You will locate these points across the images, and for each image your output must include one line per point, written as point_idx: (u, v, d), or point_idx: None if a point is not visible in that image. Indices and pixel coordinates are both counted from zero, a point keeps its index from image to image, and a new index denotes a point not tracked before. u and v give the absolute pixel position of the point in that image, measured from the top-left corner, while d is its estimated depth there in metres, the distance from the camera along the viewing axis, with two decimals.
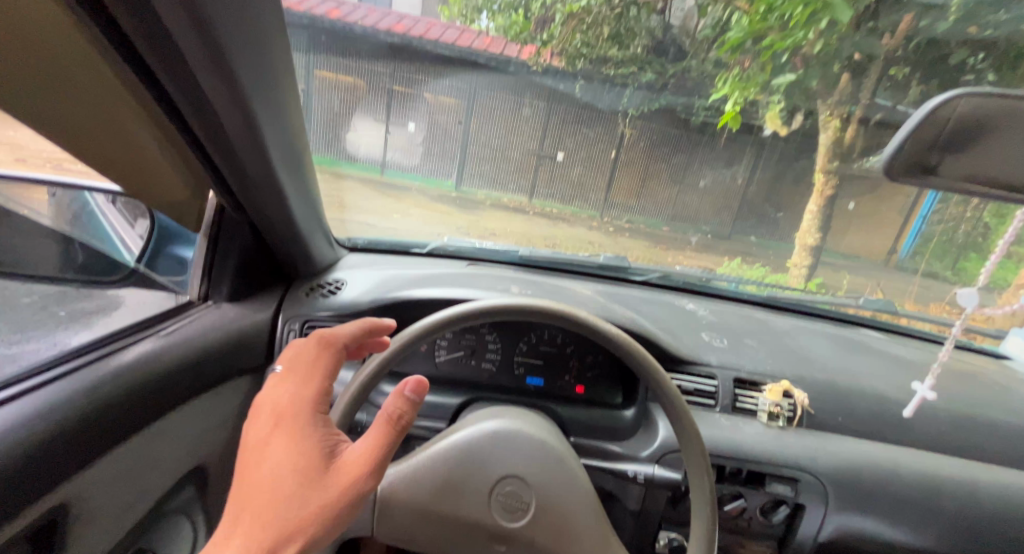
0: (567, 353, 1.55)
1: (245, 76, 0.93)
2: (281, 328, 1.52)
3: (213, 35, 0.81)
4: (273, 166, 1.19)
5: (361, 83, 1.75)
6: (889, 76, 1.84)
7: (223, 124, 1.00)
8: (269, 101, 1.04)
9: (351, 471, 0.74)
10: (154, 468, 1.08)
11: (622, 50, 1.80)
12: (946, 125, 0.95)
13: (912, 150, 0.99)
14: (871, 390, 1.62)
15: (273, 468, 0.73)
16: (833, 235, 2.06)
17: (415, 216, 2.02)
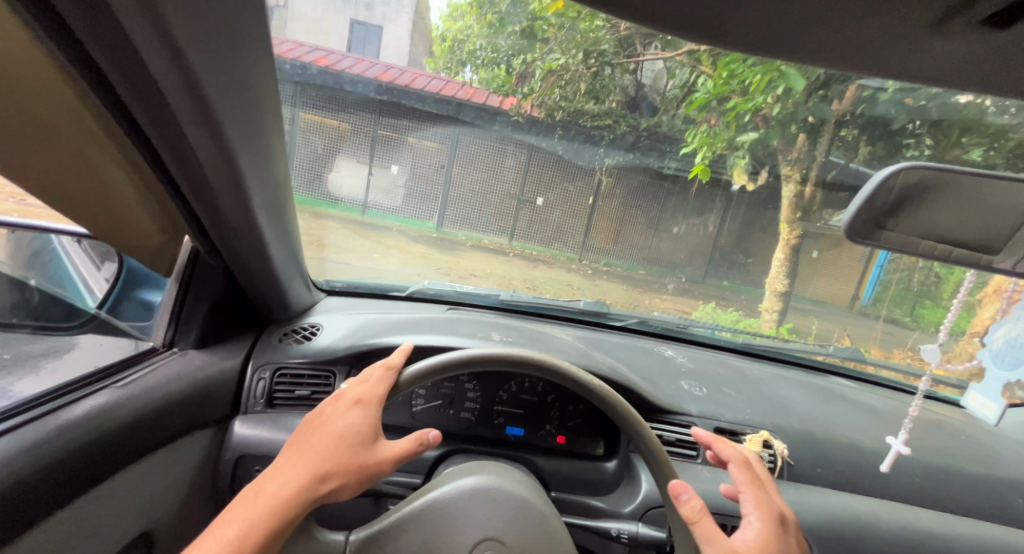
0: (548, 402, 1.52)
1: (229, 120, 0.93)
2: (250, 377, 1.46)
3: (197, 78, 0.82)
4: (252, 211, 1.17)
5: (347, 124, 1.70)
6: (839, 138, 1.83)
7: (201, 163, 1.00)
8: (253, 146, 1.04)
9: (386, 463, 0.88)
10: (98, 535, 0.99)
11: (597, 105, 1.71)
12: (891, 194, 1.06)
13: (866, 217, 1.10)
14: (848, 440, 1.62)
15: (334, 433, 0.87)
16: (800, 281, 2.17)
17: (394, 257, 2.05)
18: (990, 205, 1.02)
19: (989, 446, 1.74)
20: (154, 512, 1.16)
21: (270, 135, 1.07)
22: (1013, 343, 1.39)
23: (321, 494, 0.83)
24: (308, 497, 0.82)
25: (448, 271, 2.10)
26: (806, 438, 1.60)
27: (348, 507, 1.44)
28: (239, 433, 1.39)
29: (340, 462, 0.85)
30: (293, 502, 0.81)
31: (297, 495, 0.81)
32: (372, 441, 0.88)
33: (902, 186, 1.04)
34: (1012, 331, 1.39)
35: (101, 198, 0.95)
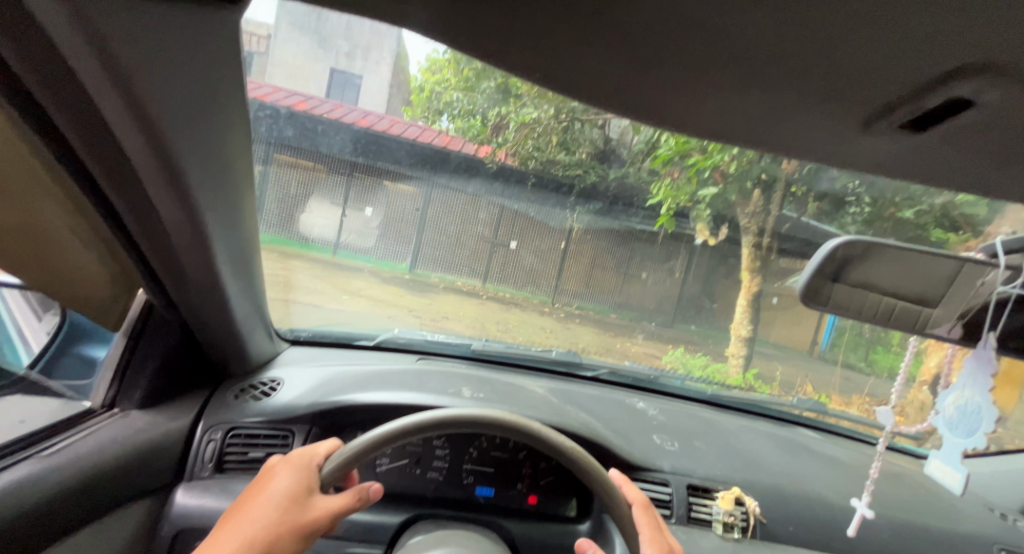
0: (519, 460, 1.47)
1: (190, 168, 0.92)
2: (199, 438, 1.36)
3: (154, 125, 0.82)
4: (214, 263, 1.13)
5: (321, 165, 1.68)
6: (791, 193, 1.92)
7: (156, 208, 0.96)
8: (216, 196, 1.02)
9: (322, 521, 0.82)
10: None
11: (567, 155, 1.75)
12: (837, 262, 1.02)
13: (817, 283, 1.06)
14: (817, 495, 1.62)
15: (267, 497, 0.81)
16: (763, 325, 2.30)
17: (365, 302, 2.00)
18: (929, 276, 0.97)
19: (949, 499, 1.77)
20: None
21: (234, 185, 1.05)
22: (964, 411, 0.88)
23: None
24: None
25: (420, 316, 2.06)
26: (775, 493, 1.59)
27: None
28: (182, 503, 1.26)
29: (271, 526, 0.78)
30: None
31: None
32: (306, 500, 0.83)
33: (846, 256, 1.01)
34: (961, 395, 0.90)
35: (36, 237, 0.91)
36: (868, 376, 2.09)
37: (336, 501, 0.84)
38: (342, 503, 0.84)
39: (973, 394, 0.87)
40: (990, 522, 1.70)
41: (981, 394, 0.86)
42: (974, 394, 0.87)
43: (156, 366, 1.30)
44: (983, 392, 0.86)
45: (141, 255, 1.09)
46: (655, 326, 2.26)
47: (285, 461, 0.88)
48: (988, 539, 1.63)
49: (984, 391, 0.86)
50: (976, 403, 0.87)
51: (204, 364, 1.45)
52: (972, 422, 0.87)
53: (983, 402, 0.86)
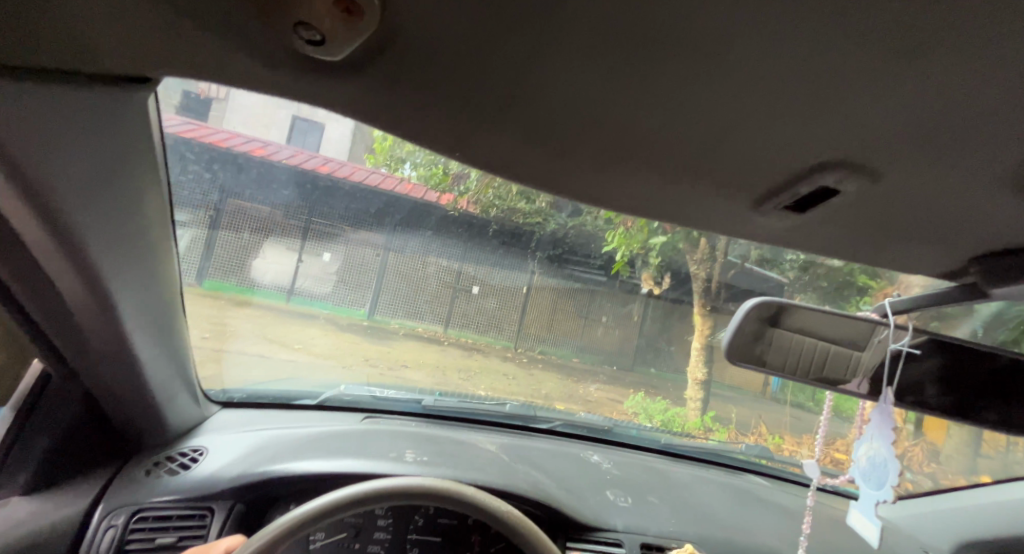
0: (468, 527, 1.39)
1: (82, 214, 0.87)
2: (95, 527, 1.19)
3: (31, 178, 0.77)
4: (120, 318, 1.04)
5: (278, 211, 1.58)
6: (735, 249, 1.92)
7: (42, 261, 0.89)
8: (119, 245, 0.96)
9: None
10: None
11: (529, 203, 1.66)
12: (753, 321, 1.06)
13: (740, 342, 1.07)
14: (766, 547, 1.62)
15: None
16: (719, 368, 2.28)
17: (320, 346, 1.89)
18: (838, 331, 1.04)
19: (891, 542, 1.80)
20: None
21: (141, 230, 1.00)
22: (874, 464, 0.91)
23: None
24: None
25: (369, 376, 1.98)
26: (725, 547, 1.58)
27: None
28: None
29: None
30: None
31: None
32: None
33: (766, 316, 1.05)
34: (871, 448, 0.92)
35: None
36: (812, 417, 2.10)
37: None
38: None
39: (879, 447, 0.90)
40: None
41: (887, 448, 0.89)
42: (881, 447, 0.90)
43: (50, 443, 1.15)
44: (887, 446, 0.89)
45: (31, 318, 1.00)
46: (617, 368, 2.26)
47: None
48: None
49: (888, 444, 0.89)
50: (883, 456, 0.89)
51: (112, 441, 1.31)
52: (881, 476, 0.89)
53: (888, 456, 0.88)
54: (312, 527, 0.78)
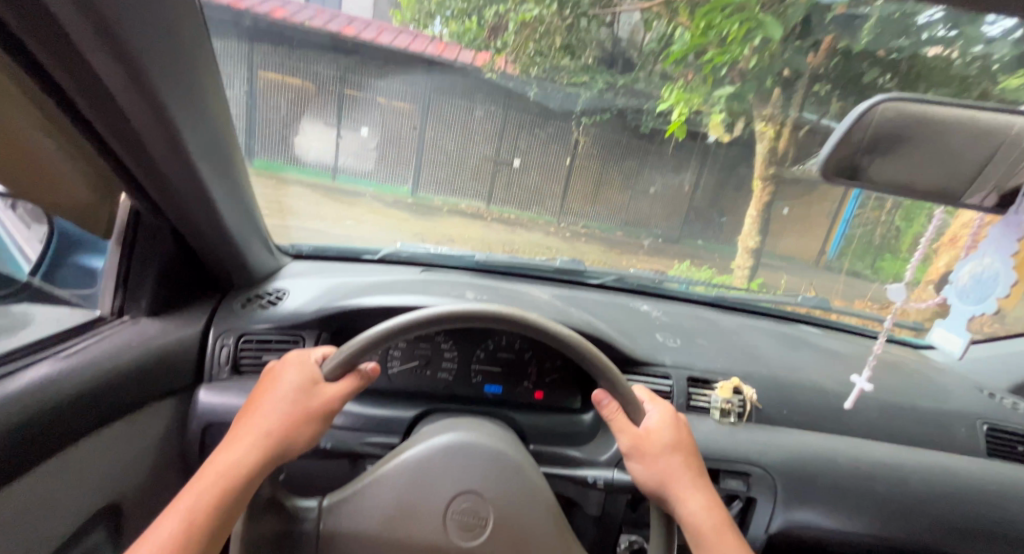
0: (525, 359, 1.53)
1: (152, 64, 0.84)
2: (212, 344, 1.41)
3: (115, 34, 0.75)
4: (191, 160, 1.07)
5: (311, 83, 1.72)
6: (812, 93, 1.94)
7: (126, 112, 0.89)
8: (183, 91, 0.95)
9: (332, 404, 0.84)
10: (53, 510, 0.95)
11: (574, 60, 1.88)
12: (870, 128, 1.03)
13: (844, 153, 1.07)
14: (814, 384, 1.68)
15: (276, 395, 0.82)
16: (772, 236, 2.20)
17: (369, 224, 1.95)
18: (974, 142, 0.99)
19: (940, 382, 1.84)
20: (117, 483, 1.14)
21: (198, 70, 0.97)
22: (979, 280, 1.01)
23: (272, 454, 0.78)
24: (258, 458, 0.76)
25: (423, 235, 1.98)
26: (770, 382, 1.66)
27: (324, 469, 1.45)
28: (204, 401, 1.35)
29: (287, 417, 0.80)
30: (245, 467, 0.75)
31: (247, 458, 0.76)
32: (312, 388, 0.83)
33: (891, 120, 1.01)
34: (978, 265, 1.01)
35: (20, 158, 0.90)
36: (873, 282, 2.03)
37: (339, 386, 0.85)
38: (346, 387, 0.86)
39: (991, 262, 0.98)
40: (980, 401, 1.77)
41: (1001, 262, 0.96)
42: (993, 262, 0.98)
43: (157, 275, 1.31)
44: (1003, 260, 0.96)
45: (119, 161, 1.03)
46: (661, 240, 2.25)
47: (287, 363, 0.87)
48: (972, 415, 1.71)
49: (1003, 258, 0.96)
50: (993, 270, 0.98)
51: (203, 275, 1.46)
52: (986, 289, 0.99)
53: (1000, 269, 0.96)
54: (398, 338, 0.87)
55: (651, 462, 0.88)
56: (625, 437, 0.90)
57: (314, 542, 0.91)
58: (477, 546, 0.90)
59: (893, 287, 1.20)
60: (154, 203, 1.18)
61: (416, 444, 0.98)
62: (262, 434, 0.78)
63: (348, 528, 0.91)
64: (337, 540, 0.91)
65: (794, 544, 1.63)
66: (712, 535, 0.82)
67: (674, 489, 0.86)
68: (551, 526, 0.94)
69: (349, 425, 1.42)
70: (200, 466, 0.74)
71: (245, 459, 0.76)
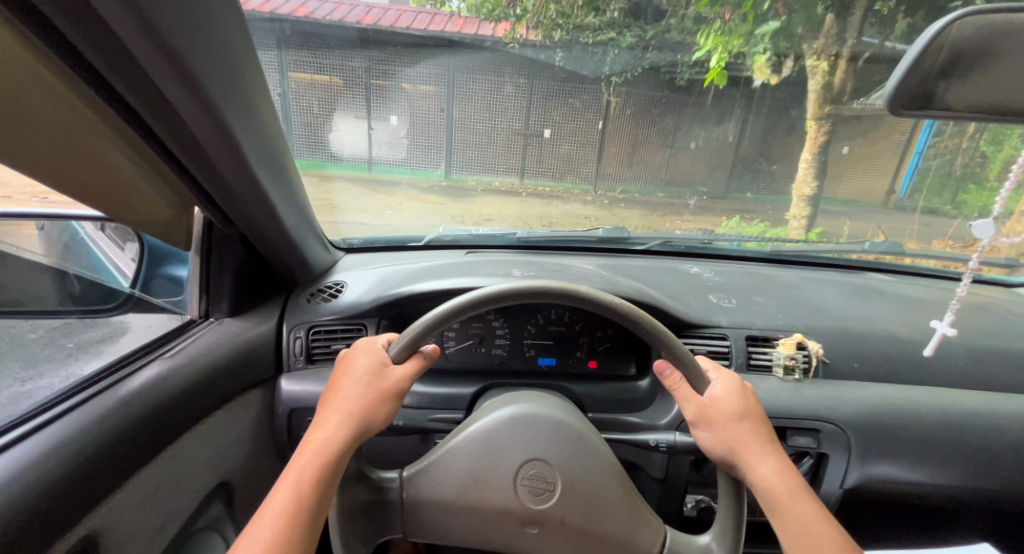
0: (576, 331, 1.54)
1: (213, 86, 0.91)
2: (286, 337, 1.52)
3: (178, 59, 0.82)
4: (253, 171, 1.15)
5: (338, 78, 1.71)
6: (873, 12, 1.94)
7: (194, 133, 0.97)
8: (241, 109, 1.02)
9: (403, 383, 0.89)
10: (176, 489, 1.09)
11: (598, 17, 1.78)
12: (945, 51, 0.88)
13: (914, 83, 0.92)
14: (886, 333, 1.61)
15: (352, 379, 0.87)
16: (830, 181, 2.09)
17: (408, 211, 2.04)
18: None
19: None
20: (224, 466, 1.28)
21: (252, 88, 1.03)
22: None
23: (356, 434, 0.84)
24: (345, 437, 0.83)
25: (462, 218, 2.06)
26: (837, 334, 1.59)
27: (397, 446, 1.54)
28: (287, 390, 1.48)
29: (365, 398, 0.86)
30: (335, 447, 0.82)
31: (336, 438, 0.83)
32: (383, 370, 0.88)
33: (970, 38, 0.86)
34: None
35: (114, 188, 1.01)
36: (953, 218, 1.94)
37: (407, 366, 0.90)
38: (413, 366, 0.90)
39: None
40: None
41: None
42: None
43: (232, 280, 1.42)
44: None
45: (193, 180, 1.12)
46: (706, 197, 2.13)
47: (357, 349, 0.92)
48: None
49: None
50: None
51: (271, 275, 1.56)
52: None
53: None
54: (456, 319, 0.91)
55: (720, 430, 0.87)
56: (691, 406, 0.89)
57: (398, 507, 0.99)
58: (550, 507, 0.95)
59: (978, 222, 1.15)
60: (222, 213, 1.27)
61: (483, 416, 1.01)
62: (346, 416, 0.84)
63: (427, 497, 0.99)
64: (420, 505, 0.99)
65: (874, 498, 1.58)
66: (787, 498, 0.81)
67: (745, 455, 0.85)
68: (620, 494, 0.97)
69: (416, 404, 1.51)
70: (296, 448, 0.81)
71: (335, 439, 0.82)
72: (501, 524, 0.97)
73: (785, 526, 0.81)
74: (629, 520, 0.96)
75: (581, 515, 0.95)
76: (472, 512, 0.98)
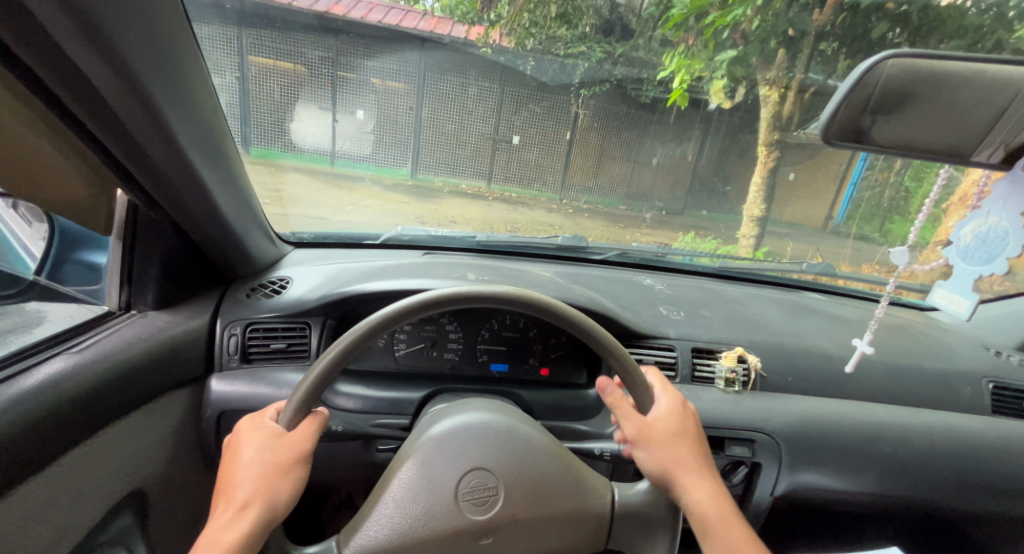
0: (530, 337, 1.54)
1: (129, 49, 0.85)
2: (220, 334, 1.43)
3: (87, 17, 0.75)
4: (182, 149, 1.08)
5: (303, 67, 1.64)
6: (819, 51, 2.08)
7: (109, 103, 0.90)
8: (163, 73, 0.95)
9: (304, 450, 0.83)
10: (76, 498, 0.99)
11: (570, 30, 1.80)
12: (875, 88, 0.94)
13: (847, 114, 0.98)
14: (818, 350, 1.70)
15: (241, 464, 0.79)
16: (777, 205, 2.23)
17: (371, 208, 1.97)
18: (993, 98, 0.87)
19: (944, 343, 1.85)
20: (140, 471, 1.18)
21: (177, 53, 0.97)
22: (985, 239, 0.96)
23: (258, 520, 0.75)
24: (245, 528, 0.74)
25: (423, 218, 2.02)
26: (775, 349, 1.67)
27: (337, 453, 1.47)
28: (217, 390, 1.39)
29: (261, 479, 0.78)
30: (234, 543, 0.72)
31: (234, 533, 0.73)
32: (276, 443, 0.82)
33: (894, 78, 0.92)
34: (983, 224, 0.96)
35: (14, 156, 0.91)
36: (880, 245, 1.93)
37: (303, 429, 0.85)
38: (311, 426, 0.87)
39: (999, 221, 0.93)
40: (984, 359, 1.78)
41: (1009, 219, 0.92)
42: (1002, 220, 0.93)
43: (159, 268, 1.33)
44: (1012, 218, 0.91)
45: (112, 156, 1.04)
46: (664, 211, 2.26)
47: (242, 433, 0.83)
48: (978, 374, 1.72)
49: (1009, 217, 0.92)
50: (1001, 229, 0.93)
51: (209, 265, 1.48)
52: (993, 250, 0.95)
53: (1010, 228, 0.91)
54: (401, 321, 0.90)
55: (657, 450, 0.89)
56: (631, 424, 0.91)
57: None
58: (499, 512, 0.92)
59: (896, 250, 1.06)
60: (150, 197, 1.18)
61: (417, 439, 0.99)
62: (241, 505, 0.75)
63: (371, 549, 0.90)
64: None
65: (800, 505, 1.67)
66: (713, 517, 0.84)
67: (680, 476, 0.87)
68: (561, 472, 0.98)
69: (360, 409, 1.47)
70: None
71: (230, 536, 0.73)
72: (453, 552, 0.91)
73: (711, 546, 0.84)
74: (578, 505, 0.96)
75: (531, 508, 0.94)
76: (422, 545, 0.90)
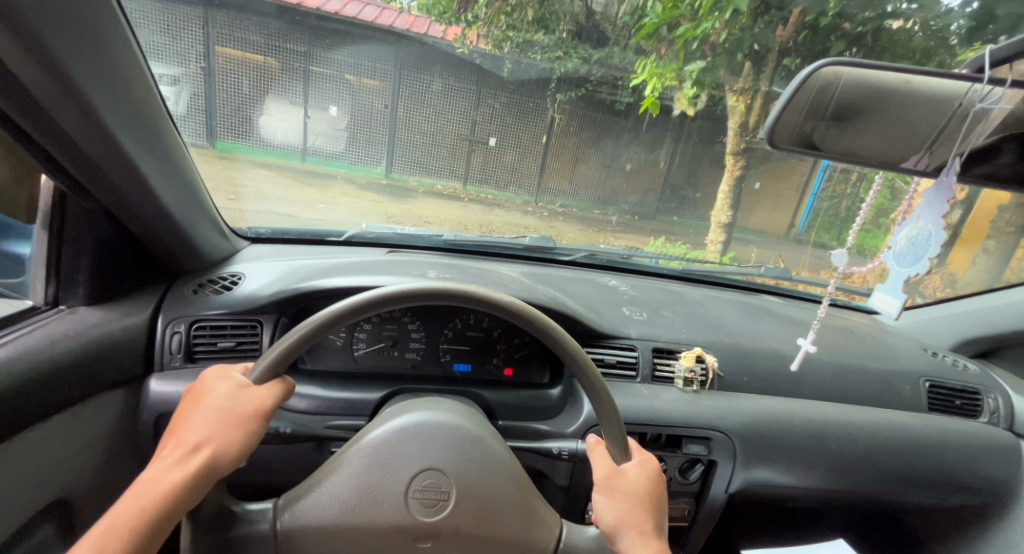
0: (494, 337, 1.52)
1: (46, 28, 0.81)
2: (162, 331, 1.36)
3: None
4: (110, 133, 1.03)
5: (274, 60, 1.63)
6: (783, 66, 2.14)
7: (23, 82, 0.85)
8: (86, 53, 0.90)
9: (263, 410, 0.79)
10: None
11: (547, 34, 1.86)
12: (815, 95, 0.97)
13: (790, 119, 1.02)
14: (772, 350, 1.76)
15: (196, 411, 0.76)
16: (742, 212, 2.24)
17: (342, 206, 1.91)
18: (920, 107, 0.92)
19: (888, 343, 1.94)
20: (61, 477, 1.12)
21: (102, 28, 0.93)
22: (914, 242, 0.98)
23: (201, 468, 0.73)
24: (185, 473, 0.71)
25: (386, 213, 1.94)
26: (732, 349, 1.72)
27: (288, 456, 1.42)
28: (156, 391, 1.32)
29: (212, 429, 0.75)
30: (173, 484, 0.71)
31: (175, 476, 0.71)
32: (239, 395, 0.78)
33: (834, 86, 0.95)
34: (914, 228, 0.99)
35: None
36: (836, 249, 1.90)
37: (269, 389, 0.81)
38: (277, 389, 0.81)
39: (926, 224, 0.97)
40: (924, 359, 1.88)
41: (933, 223, 0.95)
42: (927, 224, 0.96)
43: (92, 260, 1.26)
44: (935, 221, 0.95)
45: (33, 139, 0.98)
46: (629, 214, 2.28)
47: (206, 380, 0.80)
48: (916, 373, 1.81)
49: (935, 221, 0.95)
50: (927, 232, 0.96)
51: (151, 258, 1.41)
52: (920, 251, 0.97)
53: (933, 230, 0.95)
54: (362, 314, 0.87)
55: (617, 500, 0.86)
56: (600, 467, 0.89)
57: (271, 542, 0.88)
58: (444, 519, 0.91)
59: (835, 252, 1.10)
60: (78, 184, 1.12)
61: (372, 430, 0.97)
62: (190, 448, 0.73)
63: (308, 521, 0.90)
64: (298, 532, 0.89)
65: (752, 499, 1.72)
66: None
67: (629, 535, 0.83)
68: (513, 488, 0.95)
69: (313, 410, 1.42)
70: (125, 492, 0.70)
71: (168, 480, 0.71)
72: (391, 544, 0.91)
73: None
74: (525, 522, 0.94)
75: (476, 524, 0.92)
76: (363, 533, 0.90)
